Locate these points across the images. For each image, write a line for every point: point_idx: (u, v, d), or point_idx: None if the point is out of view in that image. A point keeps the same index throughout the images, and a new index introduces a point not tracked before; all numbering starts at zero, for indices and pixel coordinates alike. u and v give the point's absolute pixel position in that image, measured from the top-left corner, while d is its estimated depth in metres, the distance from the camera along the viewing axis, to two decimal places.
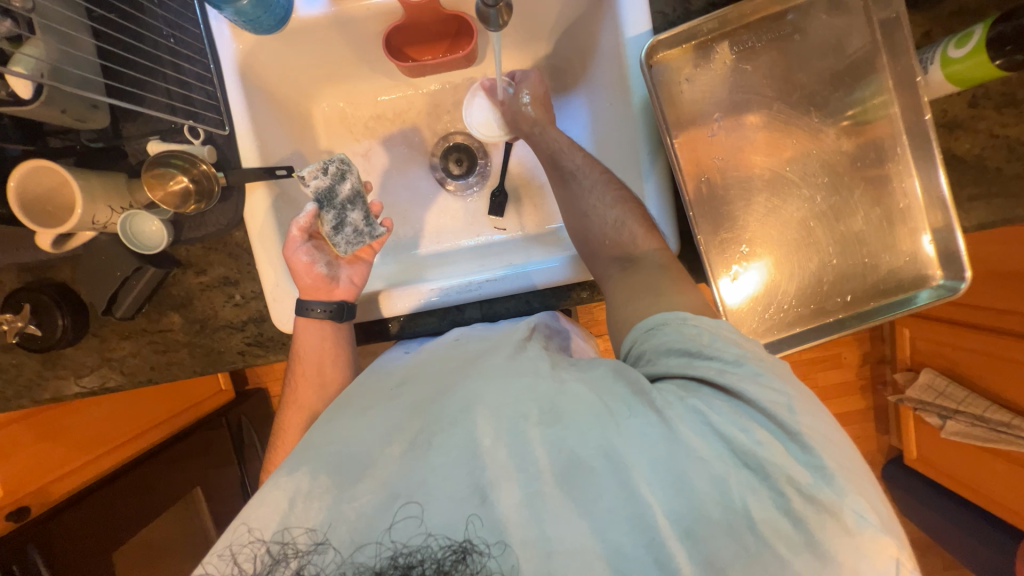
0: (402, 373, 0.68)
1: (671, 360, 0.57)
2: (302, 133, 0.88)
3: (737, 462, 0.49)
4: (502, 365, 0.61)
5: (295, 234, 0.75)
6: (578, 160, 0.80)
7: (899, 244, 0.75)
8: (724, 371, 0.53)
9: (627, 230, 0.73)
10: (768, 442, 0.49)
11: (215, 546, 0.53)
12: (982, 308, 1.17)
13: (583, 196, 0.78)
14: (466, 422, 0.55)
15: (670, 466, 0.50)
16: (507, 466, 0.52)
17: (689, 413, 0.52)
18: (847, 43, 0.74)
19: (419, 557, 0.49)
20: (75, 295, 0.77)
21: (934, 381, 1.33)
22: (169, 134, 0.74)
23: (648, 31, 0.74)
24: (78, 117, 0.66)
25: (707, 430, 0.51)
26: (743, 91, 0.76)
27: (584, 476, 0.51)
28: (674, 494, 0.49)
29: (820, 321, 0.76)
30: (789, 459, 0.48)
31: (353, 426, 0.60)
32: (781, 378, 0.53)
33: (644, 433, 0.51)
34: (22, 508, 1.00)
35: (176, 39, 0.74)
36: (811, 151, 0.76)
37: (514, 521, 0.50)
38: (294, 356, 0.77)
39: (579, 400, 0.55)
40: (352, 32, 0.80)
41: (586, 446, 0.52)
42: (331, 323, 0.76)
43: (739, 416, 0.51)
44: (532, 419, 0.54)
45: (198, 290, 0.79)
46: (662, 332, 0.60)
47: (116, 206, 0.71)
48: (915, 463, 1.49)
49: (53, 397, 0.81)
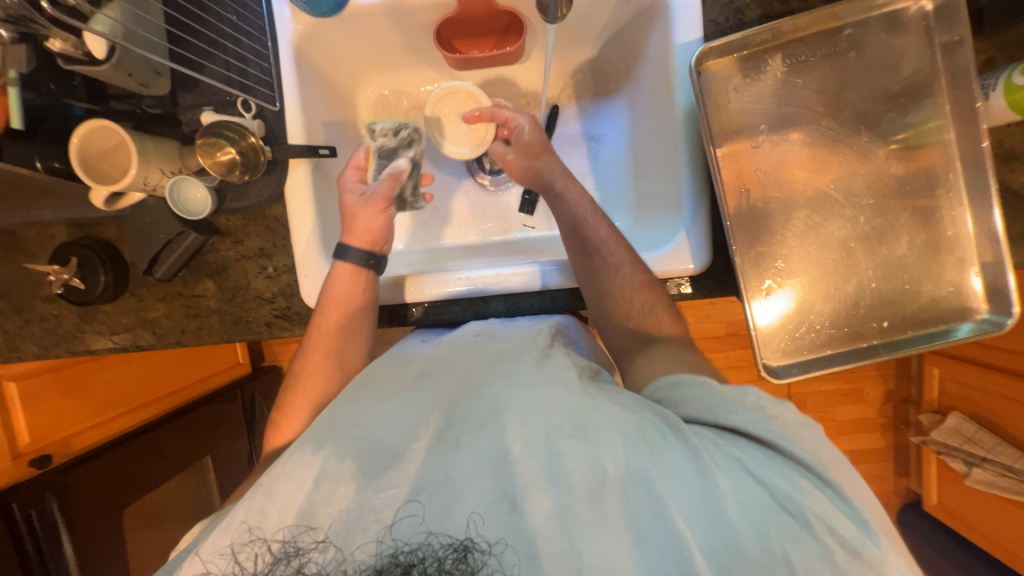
0: (421, 365, 0.69)
1: (699, 407, 0.57)
2: (345, 116, 0.90)
3: (775, 508, 0.49)
4: (530, 372, 0.61)
5: (381, 183, 0.79)
6: (602, 233, 0.76)
7: (943, 273, 0.73)
8: (759, 425, 0.53)
9: (654, 316, 0.73)
10: (809, 490, 0.49)
11: (212, 547, 0.53)
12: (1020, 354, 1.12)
13: (606, 275, 0.74)
14: (494, 428, 0.56)
15: (704, 501, 0.50)
16: (538, 475, 0.53)
17: (726, 458, 0.51)
18: (905, 64, 0.72)
19: (420, 555, 0.50)
20: (119, 254, 0.80)
21: (961, 425, 1.27)
22: (223, 107, 0.77)
23: (698, 39, 0.74)
24: (142, 82, 0.70)
25: (746, 476, 0.50)
26: (792, 104, 0.74)
27: (613, 496, 0.52)
28: (706, 529, 0.49)
29: (852, 346, 0.74)
30: (832, 509, 0.48)
31: (376, 415, 0.61)
32: (817, 435, 0.54)
33: (678, 466, 0.51)
34: (45, 457, 1.05)
35: (239, 15, 0.76)
36: (857, 171, 0.74)
37: (542, 532, 0.51)
38: (321, 294, 0.76)
39: (611, 422, 0.54)
40: (404, 21, 0.81)
41: (618, 468, 0.52)
42: (363, 272, 0.76)
43: (779, 466, 0.51)
44: (564, 433, 0.54)
45: (233, 259, 0.81)
46: (686, 385, 0.59)
47: (166, 169, 0.73)
48: (936, 509, 1.42)
49: (88, 350, 0.84)
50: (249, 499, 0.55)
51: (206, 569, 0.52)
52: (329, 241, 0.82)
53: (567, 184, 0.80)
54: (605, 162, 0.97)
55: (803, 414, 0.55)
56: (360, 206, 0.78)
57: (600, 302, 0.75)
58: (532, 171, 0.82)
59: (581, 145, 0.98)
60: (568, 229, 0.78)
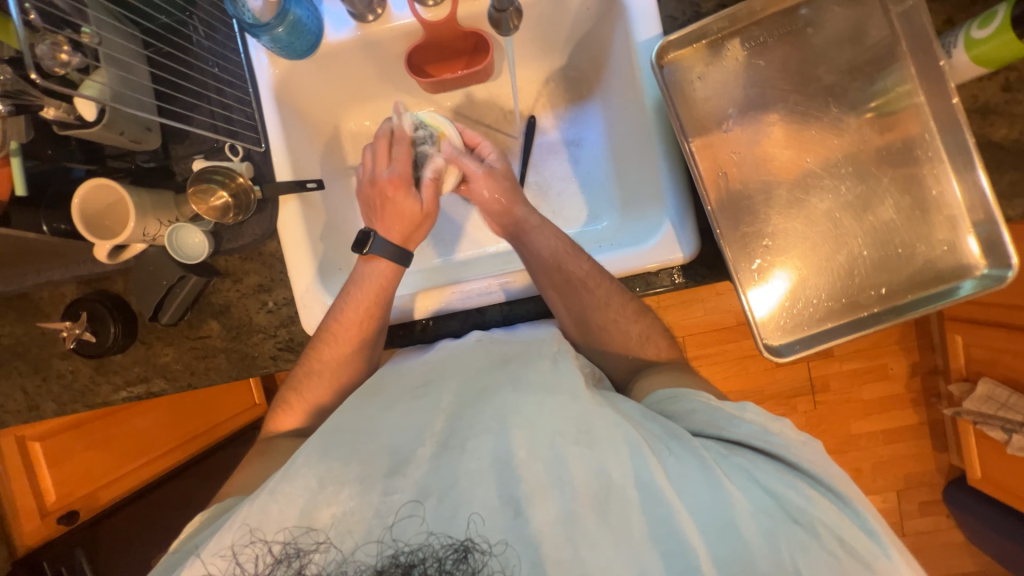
0: (426, 372, 0.68)
1: (703, 420, 0.61)
2: (330, 150, 0.94)
3: (783, 517, 0.52)
4: (537, 379, 0.63)
5: (428, 187, 0.77)
6: (584, 267, 0.75)
7: (934, 233, 0.72)
8: (762, 436, 0.58)
9: (651, 345, 0.78)
10: (817, 500, 0.53)
11: (211, 548, 0.54)
12: (1013, 308, 1.05)
13: (595, 310, 0.76)
14: (502, 433, 0.58)
15: (716, 510, 0.53)
16: (543, 481, 0.55)
17: (733, 468, 0.56)
18: (865, 34, 0.73)
19: (420, 556, 0.52)
20: (127, 306, 0.84)
21: (994, 391, 1.13)
22: (213, 153, 0.80)
23: (658, 34, 0.76)
24: (133, 139, 0.74)
25: (754, 486, 0.54)
26: (758, 86, 0.76)
27: (618, 502, 0.54)
28: (714, 538, 0.52)
29: (854, 316, 0.73)
30: (841, 519, 0.52)
31: (383, 420, 0.63)
32: (818, 450, 0.59)
33: (690, 475, 0.55)
34: (72, 513, 1.10)
35: (220, 67, 0.80)
36: (832, 141, 0.75)
37: (546, 536, 0.52)
38: (355, 282, 0.78)
39: (618, 432, 0.56)
40: (376, 53, 0.85)
41: (625, 475, 0.55)
42: (397, 268, 0.79)
43: (787, 476, 0.55)
44: (570, 439, 0.57)
45: (234, 297, 0.84)
46: (685, 400, 0.64)
47: (164, 220, 0.78)
48: (981, 484, 1.25)
49: (104, 402, 0.87)
50: (250, 501, 0.55)
51: (206, 570, 0.53)
52: (327, 273, 0.84)
53: (532, 228, 0.80)
54: (587, 164, 0.98)
55: (797, 430, 0.60)
56: (423, 220, 0.77)
57: (596, 299, 0.76)
58: (504, 209, 0.81)
59: (562, 150, 1.00)
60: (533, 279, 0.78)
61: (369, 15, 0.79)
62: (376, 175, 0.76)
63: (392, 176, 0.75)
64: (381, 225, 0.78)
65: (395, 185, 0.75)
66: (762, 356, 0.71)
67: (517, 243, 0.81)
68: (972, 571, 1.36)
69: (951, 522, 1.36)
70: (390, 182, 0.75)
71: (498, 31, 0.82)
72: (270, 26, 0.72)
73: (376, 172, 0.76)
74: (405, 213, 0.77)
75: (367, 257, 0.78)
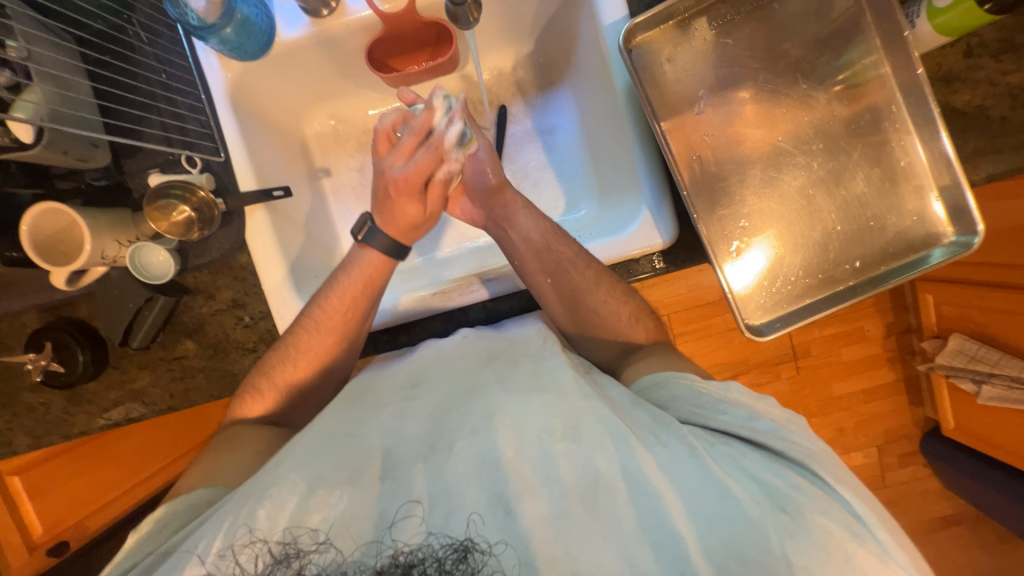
0: (412, 371, 0.70)
1: (688, 410, 0.63)
2: (294, 153, 0.90)
3: (771, 506, 0.53)
4: (527, 380, 0.63)
5: (434, 190, 0.75)
6: (561, 260, 0.76)
7: (904, 204, 0.73)
8: (747, 424, 0.60)
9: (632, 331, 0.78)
10: (804, 486, 0.55)
11: (213, 547, 0.53)
12: (983, 266, 1.08)
13: (576, 301, 0.76)
14: (488, 432, 0.58)
15: (708, 500, 0.54)
16: (532, 479, 0.55)
17: (721, 457, 0.57)
18: (831, 7, 0.73)
19: (419, 556, 0.52)
20: (94, 331, 0.80)
21: (964, 345, 1.17)
22: (169, 166, 0.76)
23: (624, 16, 0.73)
24: (80, 158, 0.70)
25: (742, 473, 0.56)
26: (727, 65, 0.75)
27: (606, 495, 0.55)
28: (707, 528, 0.53)
29: (831, 291, 0.74)
30: (829, 504, 0.53)
31: (371, 423, 0.63)
32: (799, 433, 0.60)
33: (679, 463, 0.56)
34: (61, 544, 1.08)
35: (167, 74, 0.76)
36: (803, 118, 0.75)
37: (537, 534, 0.53)
38: (343, 266, 0.77)
39: (605, 425, 0.58)
40: (334, 49, 0.81)
41: (613, 467, 0.56)
42: (391, 260, 0.78)
43: (772, 464, 0.56)
44: (557, 435, 0.58)
45: (208, 315, 0.81)
46: (669, 385, 0.66)
47: (123, 240, 0.74)
48: (957, 434, 1.31)
49: (81, 432, 0.83)
50: (247, 501, 0.55)
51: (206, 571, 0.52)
52: (301, 280, 0.82)
53: (520, 211, 0.80)
54: (562, 152, 0.97)
55: (779, 407, 0.63)
56: (423, 223, 0.77)
57: (580, 288, 0.75)
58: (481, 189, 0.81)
59: (535, 139, 0.98)
60: (516, 268, 0.78)
61: (323, 10, 0.75)
62: (386, 168, 0.71)
63: (402, 178, 0.70)
64: (379, 214, 0.76)
65: (402, 187, 0.71)
66: (744, 336, 0.71)
67: (504, 226, 0.80)
68: (953, 517, 1.42)
69: (928, 471, 1.42)
70: (399, 185, 0.71)
71: (457, 24, 0.78)
72: (217, 27, 0.69)
73: (387, 164, 0.71)
74: (408, 215, 0.75)
75: (361, 244, 0.77)
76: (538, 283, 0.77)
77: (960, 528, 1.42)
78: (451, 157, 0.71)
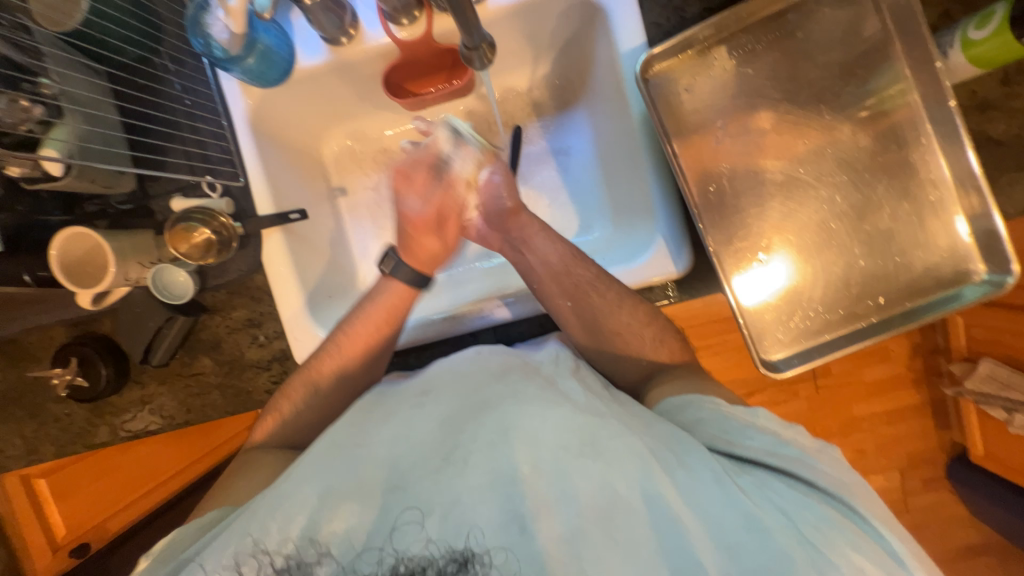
0: (425, 385, 0.68)
1: (712, 434, 0.62)
2: (313, 173, 0.91)
3: (801, 539, 0.51)
4: (541, 395, 0.61)
5: (450, 223, 0.79)
6: (575, 288, 0.75)
7: (934, 238, 0.70)
8: (772, 450, 0.60)
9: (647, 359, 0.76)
10: (838, 518, 0.54)
11: (218, 559, 0.54)
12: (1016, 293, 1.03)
13: (589, 330, 0.75)
14: (503, 446, 0.57)
15: (729, 528, 0.53)
16: (548, 497, 0.55)
17: (749, 485, 0.56)
18: (857, 34, 0.71)
19: (421, 564, 0.52)
20: (117, 347, 0.83)
21: (996, 371, 1.11)
22: (191, 190, 0.80)
23: (643, 44, 0.72)
24: (107, 185, 0.74)
25: (772, 504, 0.54)
26: (748, 93, 0.73)
27: (620, 517, 0.54)
28: (727, 557, 0.51)
29: (853, 326, 0.71)
30: (865, 540, 0.52)
31: (382, 432, 0.62)
32: (829, 463, 0.59)
33: (702, 489, 0.55)
34: (83, 546, 1.14)
35: (192, 102, 0.79)
36: (825, 148, 0.73)
37: (546, 552, 0.53)
38: (368, 297, 0.78)
39: (622, 444, 0.56)
40: (352, 75, 0.83)
41: (631, 488, 0.55)
42: (413, 292, 0.78)
43: (801, 496, 0.55)
44: (573, 452, 0.56)
45: (225, 333, 0.83)
46: (694, 408, 0.65)
47: (146, 262, 0.77)
48: (985, 462, 1.25)
49: (102, 442, 0.86)
50: (256, 515, 0.56)
51: None
52: (318, 302, 0.83)
53: (536, 235, 0.78)
54: (577, 173, 0.96)
55: (815, 439, 0.62)
56: (443, 255, 0.80)
57: (592, 314, 0.74)
58: (499, 215, 0.79)
59: (550, 160, 0.97)
60: (533, 290, 0.77)
61: (342, 39, 0.76)
62: (403, 206, 0.77)
63: (417, 214, 0.77)
64: (402, 247, 0.79)
65: (418, 223, 0.78)
66: (759, 371, 0.69)
67: (521, 249, 0.78)
68: (982, 548, 1.36)
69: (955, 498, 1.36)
70: (416, 220, 0.77)
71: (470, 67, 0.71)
72: (240, 58, 0.71)
73: (404, 203, 0.77)
74: (428, 248, 0.79)
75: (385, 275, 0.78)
76: (552, 301, 0.76)
77: (989, 559, 1.35)
78: (459, 189, 0.78)
